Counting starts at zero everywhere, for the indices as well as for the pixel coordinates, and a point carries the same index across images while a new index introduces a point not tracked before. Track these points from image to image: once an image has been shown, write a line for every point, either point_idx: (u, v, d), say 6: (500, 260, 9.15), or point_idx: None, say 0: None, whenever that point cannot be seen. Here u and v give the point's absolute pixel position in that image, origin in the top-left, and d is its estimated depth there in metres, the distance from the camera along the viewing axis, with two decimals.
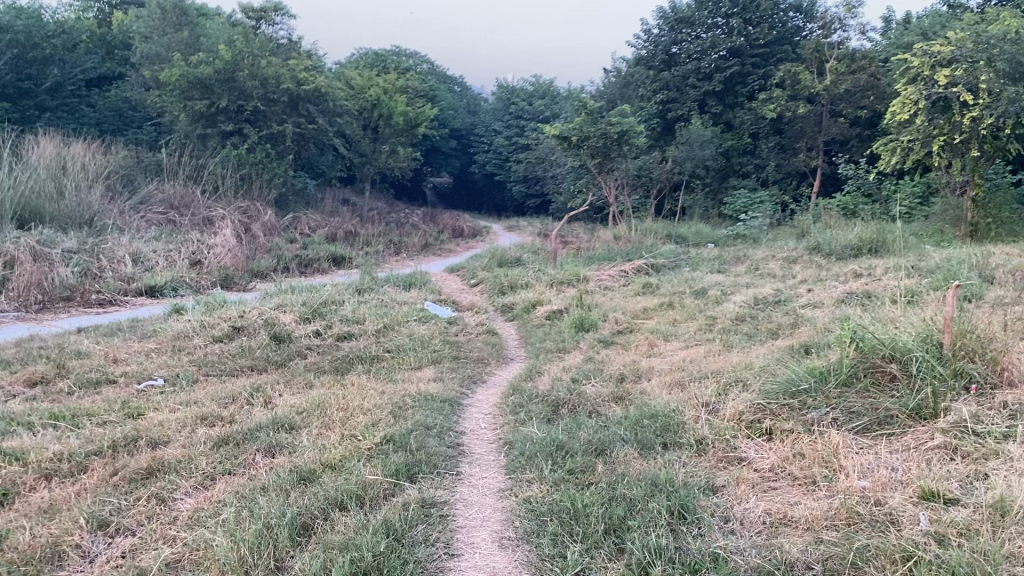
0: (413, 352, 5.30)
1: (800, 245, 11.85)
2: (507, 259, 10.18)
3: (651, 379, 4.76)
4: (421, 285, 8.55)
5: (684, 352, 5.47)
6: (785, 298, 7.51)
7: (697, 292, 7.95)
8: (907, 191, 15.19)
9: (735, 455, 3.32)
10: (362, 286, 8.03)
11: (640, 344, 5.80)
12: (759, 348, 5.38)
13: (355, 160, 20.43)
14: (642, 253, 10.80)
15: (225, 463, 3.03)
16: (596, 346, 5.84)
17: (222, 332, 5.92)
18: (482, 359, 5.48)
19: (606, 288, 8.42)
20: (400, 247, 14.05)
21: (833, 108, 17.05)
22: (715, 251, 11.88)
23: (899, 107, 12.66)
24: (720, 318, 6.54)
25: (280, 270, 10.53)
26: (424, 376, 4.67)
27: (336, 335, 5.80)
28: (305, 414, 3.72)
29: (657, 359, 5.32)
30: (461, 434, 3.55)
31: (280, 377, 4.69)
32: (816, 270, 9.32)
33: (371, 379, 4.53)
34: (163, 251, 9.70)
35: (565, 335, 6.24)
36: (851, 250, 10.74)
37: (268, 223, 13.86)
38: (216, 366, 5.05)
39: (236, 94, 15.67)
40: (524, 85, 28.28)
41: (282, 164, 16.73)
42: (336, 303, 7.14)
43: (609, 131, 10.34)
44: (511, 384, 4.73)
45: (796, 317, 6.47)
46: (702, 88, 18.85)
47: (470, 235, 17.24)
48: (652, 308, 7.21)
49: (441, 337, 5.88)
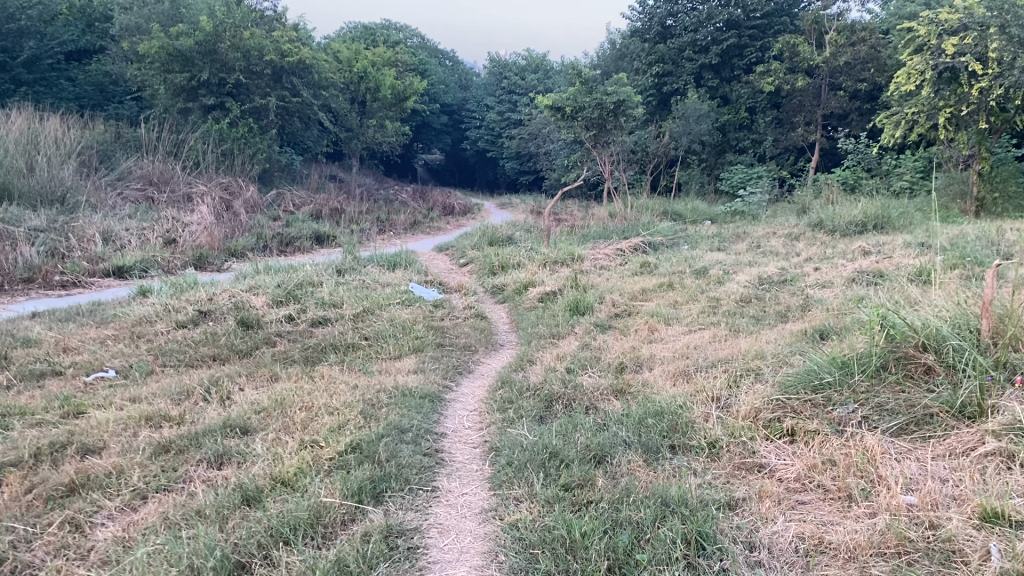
0: (393, 339, 4.85)
1: (802, 221, 11.42)
2: (497, 237, 9.72)
3: (653, 369, 4.31)
4: (406, 265, 8.08)
5: (688, 337, 5.02)
6: (792, 277, 7.07)
7: (698, 271, 7.50)
8: (909, 166, 14.74)
9: (754, 461, 2.89)
10: (343, 266, 7.57)
11: (639, 329, 5.36)
12: (769, 333, 4.94)
13: (342, 135, 19.89)
14: (638, 231, 10.36)
15: (161, 479, 2.59)
16: (592, 331, 5.39)
17: (187, 317, 5.46)
18: (469, 347, 5.03)
19: (601, 268, 7.96)
20: (387, 225, 13.59)
21: (832, 81, 16.56)
22: (714, 228, 11.44)
23: (905, 77, 12.17)
24: (724, 299, 6.11)
25: (260, 249, 10.05)
26: (404, 366, 4.23)
27: (310, 321, 5.35)
28: (263, 415, 3.28)
29: (659, 345, 4.87)
30: (440, 438, 3.11)
31: (244, 368, 4.23)
32: (821, 247, 8.89)
33: (344, 371, 4.09)
34: (135, 230, 9.20)
35: (559, 319, 5.81)
36: (855, 226, 10.31)
37: (250, 200, 13.34)
38: (174, 356, 4.59)
39: (218, 66, 15.07)
40: (516, 60, 27.68)
41: (265, 139, 16.18)
42: (314, 285, 6.67)
43: (604, 101, 9.84)
44: (498, 375, 4.29)
45: (806, 298, 6.04)
46: (698, 60, 18.31)
47: (461, 212, 16.76)
48: (650, 289, 6.76)
49: (424, 321, 5.42)
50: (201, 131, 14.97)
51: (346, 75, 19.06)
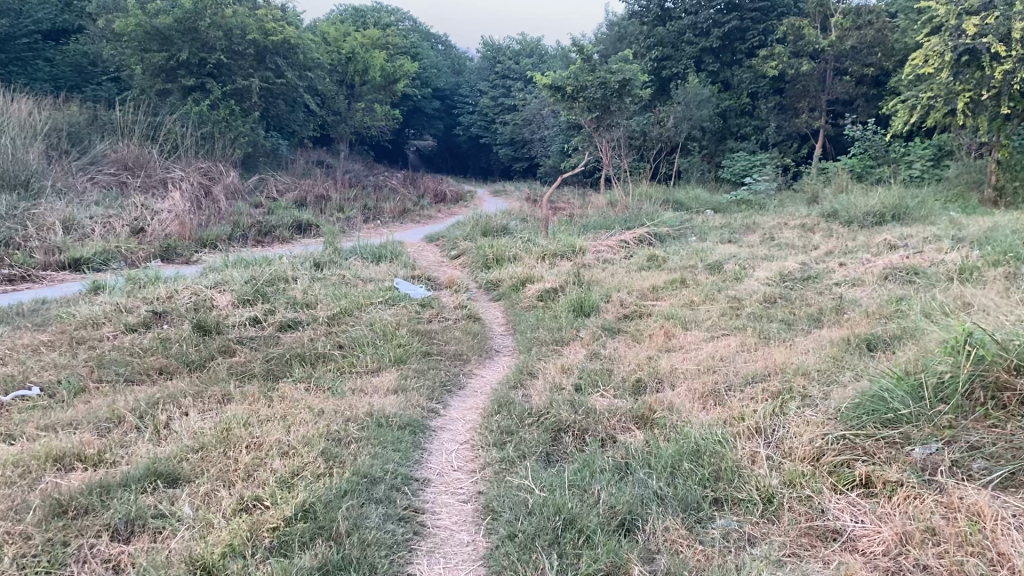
0: (374, 347, 4.18)
1: (814, 211, 10.77)
2: (492, 227, 9.04)
3: (677, 388, 3.64)
4: (392, 258, 7.39)
5: (712, 346, 4.36)
6: (816, 274, 6.42)
7: (711, 266, 6.83)
8: (918, 153, 14.14)
9: (826, 526, 2.25)
10: (323, 259, 6.89)
11: (654, 335, 4.69)
12: (805, 344, 4.26)
13: (329, 119, 19.16)
14: (642, 220, 9.71)
15: (42, 562, 1.91)
16: (600, 337, 4.73)
17: (139, 320, 4.77)
18: (462, 358, 4.35)
19: (605, 262, 7.30)
20: (375, 213, 12.92)
21: (838, 66, 15.89)
22: (721, 218, 10.79)
23: (921, 60, 11.51)
24: (745, 299, 5.45)
25: (237, 239, 9.36)
26: (383, 382, 3.57)
27: (278, 326, 4.66)
28: (200, 457, 2.60)
29: (680, 356, 4.20)
30: (423, 489, 2.48)
31: (191, 387, 3.54)
32: (840, 239, 8.25)
33: (311, 391, 3.42)
34: (100, 218, 8.49)
35: (562, 321, 5.15)
36: (872, 217, 9.68)
37: (231, 185, 12.62)
38: (113, 367, 3.89)
39: (198, 46, 14.28)
40: (509, 44, 26.93)
41: (247, 122, 15.44)
42: (287, 282, 5.99)
43: (608, 80, 9.16)
44: (496, 393, 3.64)
45: (838, 298, 5.39)
46: (699, 44, 17.62)
47: (453, 199, 16.07)
48: (661, 286, 6.10)
49: (408, 324, 4.75)
50: (180, 113, 14.21)
51: (333, 57, 18.31)
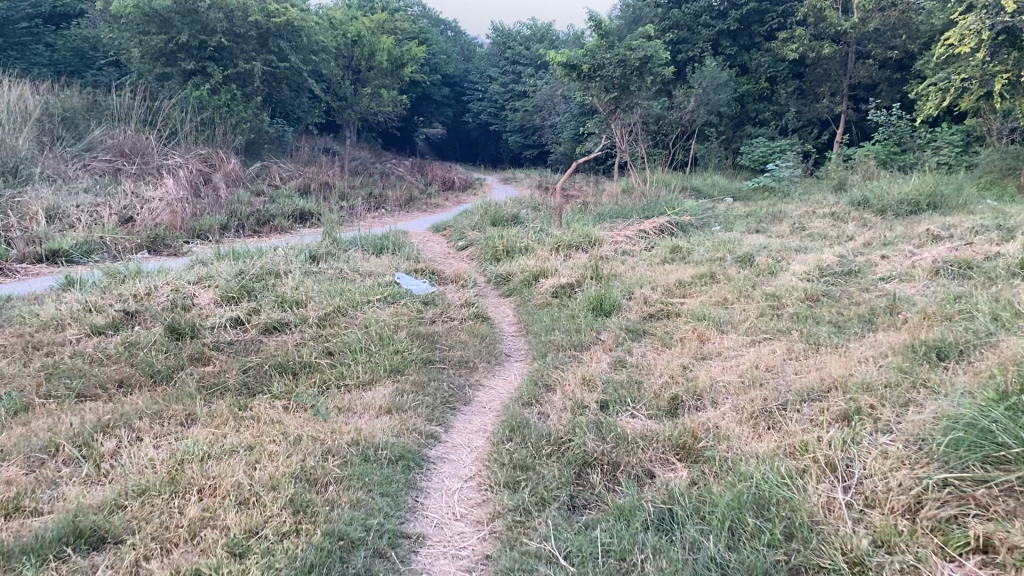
0: (369, 355, 3.65)
1: (842, 200, 10.17)
2: (502, 216, 8.50)
3: (722, 407, 3.11)
4: (395, 249, 6.85)
5: (755, 354, 3.81)
6: (858, 268, 5.85)
7: (740, 259, 6.27)
8: (946, 139, 13.47)
9: None
10: (319, 251, 6.35)
11: (686, 340, 4.14)
12: (864, 352, 3.70)
13: (334, 104, 18.61)
14: (662, 208, 9.14)
15: None
16: (624, 341, 4.19)
17: (108, 322, 4.24)
18: (469, 366, 3.82)
19: (625, 254, 6.75)
20: (380, 201, 12.38)
21: (861, 48, 15.22)
22: (744, 207, 10.21)
23: (955, 40, 10.82)
24: (784, 297, 4.90)
25: (233, 228, 8.85)
26: (374, 398, 3.04)
27: (262, 328, 4.13)
28: (138, 506, 2.08)
29: (719, 366, 3.65)
30: (415, 559, 1.97)
31: (149, 405, 3.01)
32: (877, 230, 7.66)
33: (290, 413, 2.89)
34: (87, 207, 7.98)
35: (581, 321, 4.62)
36: (906, 206, 9.08)
37: (231, 173, 12.09)
38: (66, 379, 3.35)
39: (197, 28, 13.69)
40: (521, 28, 26.27)
41: (249, 107, 14.89)
42: (278, 277, 5.45)
43: (628, 58, 8.56)
44: (507, 413, 3.09)
45: (888, 297, 4.82)
46: (717, 26, 16.98)
47: (462, 187, 15.55)
48: (688, 281, 5.55)
49: (408, 326, 4.21)
50: (179, 98, 13.67)
51: (338, 40, 17.73)
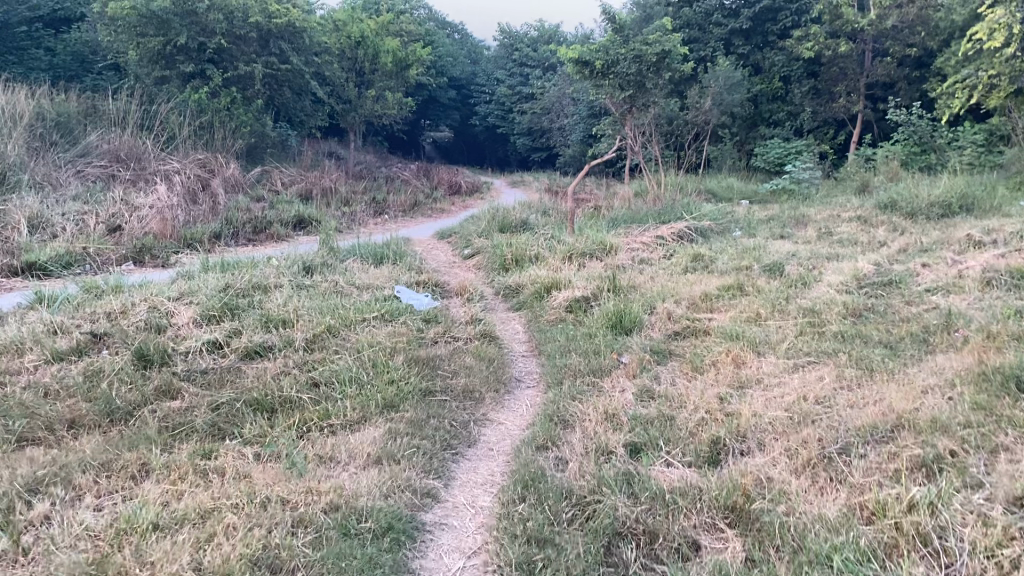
0: (361, 386, 3.19)
1: (868, 202, 9.69)
2: (510, 222, 8.04)
3: (771, 454, 2.64)
4: (396, 259, 6.40)
5: (800, 383, 3.34)
6: (899, 278, 5.37)
7: (768, 268, 5.79)
8: (969, 139, 12.83)
9: None
10: (313, 261, 5.89)
11: (719, 364, 3.67)
12: (926, 379, 3.22)
13: (338, 107, 18.18)
14: (679, 213, 8.68)
15: None
16: (649, 365, 3.71)
17: (71, 347, 3.78)
18: (474, 398, 3.35)
19: (642, 263, 6.28)
20: (384, 207, 11.94)
21: (878, 46, 14.67)
22: (764, 211, 9.73)
23: (983, 34, 10.31)
24: (824, 313, 4.42)
25: (229, 237, 8.41)
26: (362, 445, 2.59)
27: (241, 353, 3.66)
28: None
29: (762, 398, 3.19)
30: None
31: (97, 454, 2.55)
32: (911, 235, 7.17)
33: (263, 468, 2.44)
34: (73, 216, 7.55)
35: (600, 341, 4.15)
36: (938, 209, 8.57)
37: (231, 178, 11.65)
38: (7, 417, 2.89)
39: (196, 30, 13.25)
40: (528, 30, 25.81)
41: (250, 111, 14.46)
42: (267, 292, 4.99)
43: (644, 53, 8.10)
44: (518, 462, 2.63)
45: (939, 312, 4.33)
46: (729, 25, 16.52)
47: (469, 191, 15.10)
48: (715, 294, 5.08)
49: (406, 348, 3.74)
50: (178, 101, 13.24)
51: (342, 42, 17.30)
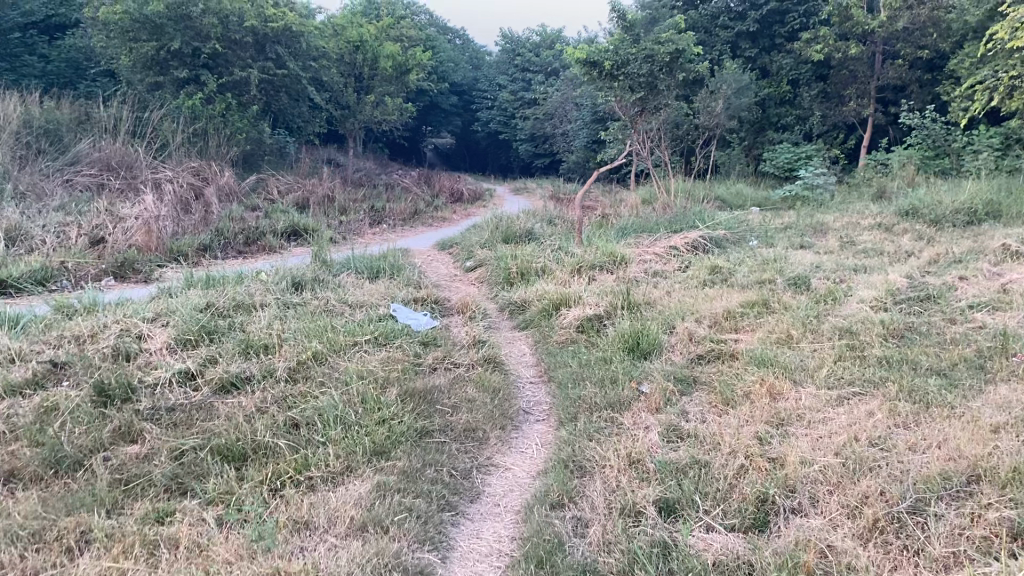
0: (347, 428, 2.79)
1: (887, 209, 9.28)
2: (515, 231, 7.63)
3: (827, 515, 2.24)
4: (393, 273, 6.00)
5: (848, 420, 2.94)
6: (937, 292, 4.95)
7: (793, 282, 5.38)
8: (985, 143, 12.39)
9: None
10: (304, 276, 5.50)
11: (753, 396, 3.26)
12: (995, 415, 2.80)
13: (337, 113, 17.82)
14: (692, 220, 8.29)
15: None
16: (672, 396, 3.31)
17: (26, 379, 3.36)
18: (476, 438, 2.94)
19: (656, 276, 5.88)
20: (383, 215, 11.55)
21: (889, 48, 14.20)
22: (780, 218, 9.33)
23: (1004, 34, 9.90)
24: (862, 334, 4.01)
25: (220, 248, 8.02)
26: (344, 508, 2.20)
27: (215, 386, 3.26)
28: None
29: (808, 440, 2.78)
30: None
31: (29, 519, 2.14)
32: (939, 244, 6.76)
33: (225, 539, 2.04)
34: (54, 227, 7.16)
35: (616, 367, 3.74)
36: (962, 216, 8.16)
37: (225, 186, 11.24)
38: None
39: (191, 34, 12.86)
40: (530, 35, 25.46)
41: (246, 117, 14.08)
42: (252, 312, 4.60)
43: (656, 53, 7.71)
44: (528, 529, 2.23)
45: (992, 332, 3.91)
46: (735, 27, 16.19)
47: (471, 198, 14.73)
48: (739, 311, 4.67)
49: (401, 379, 3.34)
50: (171, 108, 12.84)
51: (341, 47, 16.93)
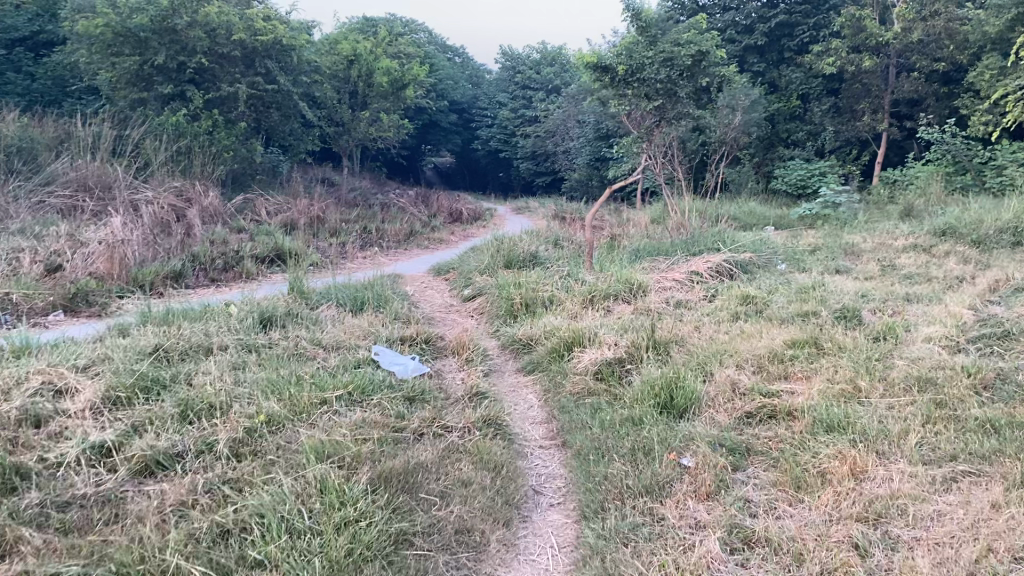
0: (294, 539, 2.05)
1: (920, 228, 8.54)
2: (519, 255, 6.89)
3: None
4: (379, 304, 5.27)
5: (971, 517, 2.19)
6: (1015, 326, 4.19)
7: (842, 315, 4.64)
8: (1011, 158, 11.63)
9: None
10: (275, 310, 4.76)
11: (832, 477, 2.50)
12: None
13: (331, 130, 17.13)
14: (712, 241, 7.56)
15: None
16: (729, 477, 2.56)
17: None
18: (472, 545, 2.21)
19: (681, 307, 5.15)
20: (377, 236, 10.83)
21: (904, 61, 13.38)
22: (804, 239, 8.59)
23: None
24: (950, 386, 3.24)
25: (193, 275, 7.28)
26: None
27: (135, 468, 2.51)
28: None
29: (923, 551, 2.04)
30: None
31: None
32: (992, 269, 6.01)
33: None
34: (6, 253, 6.43)
35: (649, 430, 3.00)
36: (1007, 236, 7.42)
37: (209, 208, 10.48)
38: None
39: (176, 49, 12.15)
40: (530, 53, 24.87)
41: (235, 135, 13.37)
42: (207, 357, 3.86)
43: (675, 55, 7.08)
44: None
45: None
46: (743, 41, 15.60)
47: (471, 218, 14.04)
48: (787, 351, 3.93)
49: (377, 456, 2.59)
50: (154, 125, 12.10)
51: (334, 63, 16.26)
